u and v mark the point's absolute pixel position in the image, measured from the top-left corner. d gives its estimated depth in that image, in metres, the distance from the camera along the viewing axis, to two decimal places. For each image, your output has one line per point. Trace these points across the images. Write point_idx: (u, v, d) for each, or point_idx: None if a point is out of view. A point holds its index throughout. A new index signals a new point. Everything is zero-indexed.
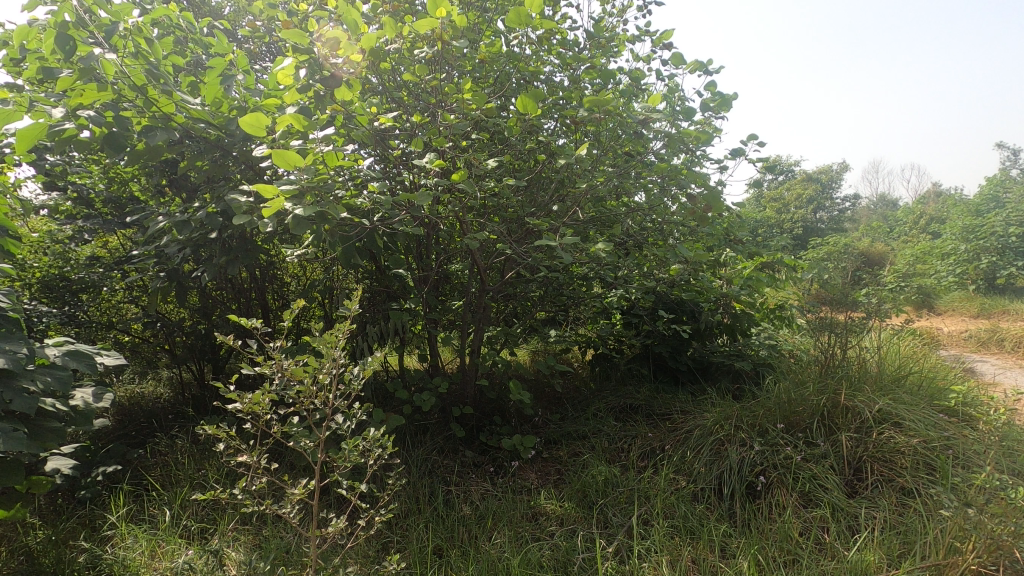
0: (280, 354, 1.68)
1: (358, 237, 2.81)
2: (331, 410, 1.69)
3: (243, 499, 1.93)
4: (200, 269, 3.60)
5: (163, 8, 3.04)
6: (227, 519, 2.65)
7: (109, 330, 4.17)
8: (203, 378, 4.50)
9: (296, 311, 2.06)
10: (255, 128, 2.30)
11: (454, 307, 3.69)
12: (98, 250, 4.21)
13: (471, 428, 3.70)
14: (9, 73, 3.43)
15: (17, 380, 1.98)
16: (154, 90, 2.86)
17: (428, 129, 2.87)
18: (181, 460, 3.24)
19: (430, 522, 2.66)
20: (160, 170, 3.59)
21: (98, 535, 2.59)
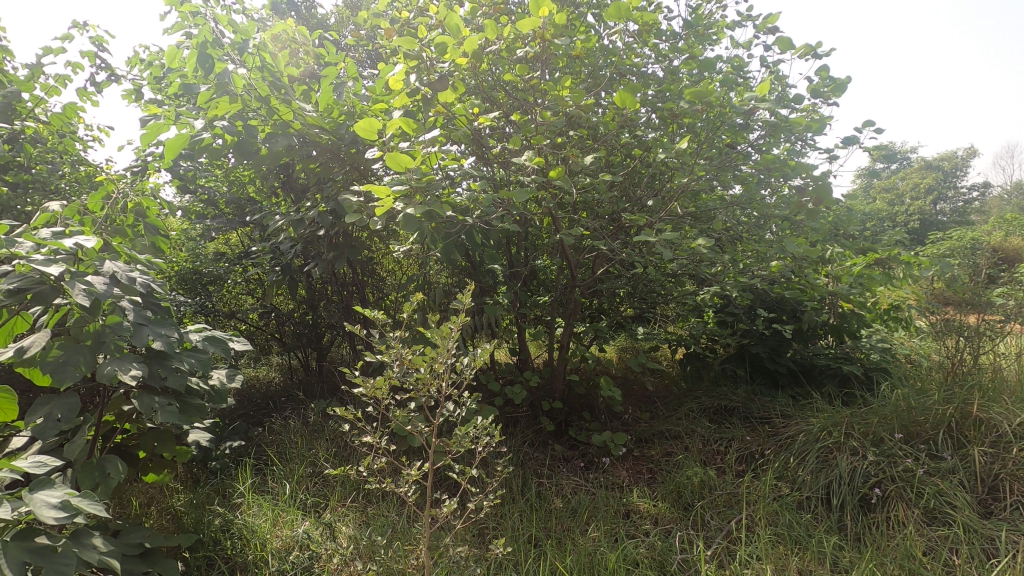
0: (398, 343, 1.78)
1: (456, 233, 2.92)
2: (445, 398, 1.77)
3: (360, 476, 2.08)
4: (310, 264, 3.90)
5: (281, 24, 3.30)
6: (338, 496, 2.87)
7: (231, 319, 4.64)
8: (309, 365, 4.87)
9: (415, 304, 2.11)
10: (368, 132, 2.45)
11: (543, 302, 3.74)
12: (222, 246, 4.67)
13: (560, 422, 3.74)
14: (154, 91, 3.92)
15: (171, 360, 2.26)
16: (277, 100, 3.12)
17: (525, 127, 2.93)
18: (296, 440, 3.53)
19: (524, 512, 2.73)
20: (275, 173, 3.92)
21: (229, 502, 2.88)
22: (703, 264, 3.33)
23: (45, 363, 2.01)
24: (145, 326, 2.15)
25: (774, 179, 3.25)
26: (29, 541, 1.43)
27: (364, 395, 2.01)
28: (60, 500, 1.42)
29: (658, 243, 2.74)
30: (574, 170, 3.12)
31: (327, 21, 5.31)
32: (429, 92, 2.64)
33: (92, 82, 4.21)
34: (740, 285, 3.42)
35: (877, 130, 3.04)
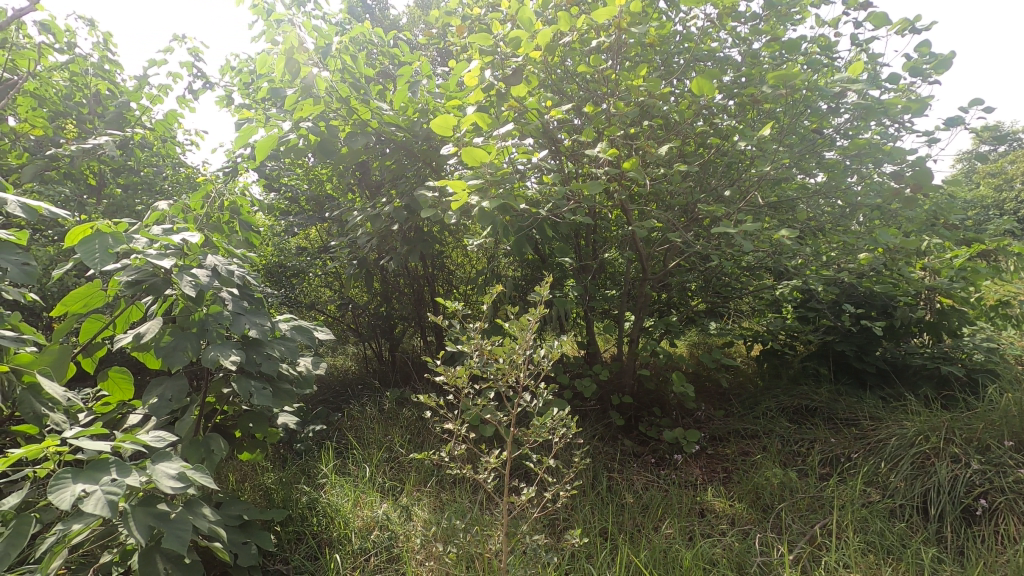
0: (478, 334, 1.82)
1: (528, 227, 2.94)
2: (523, 388, 1.80)
3: (438, 462, 2.15)
4: (385, 258, 4.05)
5: (360, 27, 3.42)
6: (414, 481, 2.98)
7: (312, 310, 4.92)
8: (382, 355, 5.08)
9: (492, 296, 2.15)
10: (444, 129, 2.51)
11: (613, 296, 3.70)
12: (304, 241, 4.94)
13: (629, 417, 3.70)
14: (244, 95, 4.20)
15: (265, 348, 2.43)
16: (357, 100, 3.24)
17: (598, 119, 2.89)
18: (373, 426, 3.69)
19: (595, 505, 2.72)
20: (353, 171, 4.10)
21: (314, 481, 3.04)
22: (784, 257, 3.17)
23: (159, 347, 2.22)
24: (243, 315, 2.32)
25: (862, 165, 3.06)
26: (153, 507, 1.59)
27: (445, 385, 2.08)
28: (178, 471, 1.57)
29: (737, 234, 2.62)
30: (647, 161, 3.06)
31: (399, 21, 5.47)
32: (503, 88, 2.63)
33: (190, 90, 4.57)
34: (823, 278, 3.24)
35: (986, 109, 2.78)
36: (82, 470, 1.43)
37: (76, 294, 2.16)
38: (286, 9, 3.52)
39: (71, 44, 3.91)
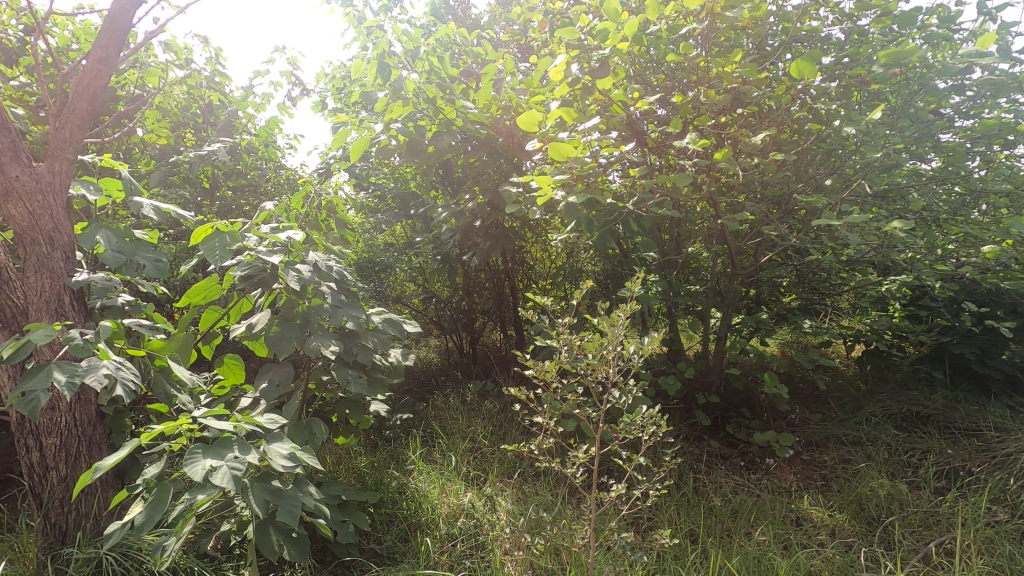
0: (568, 329, 1.83)
1: (612, 222, 2.89)
2: (613, 385, 1.78)
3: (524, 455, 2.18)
4: (468, 253, 4.14)
5: (446, 28, 3.50)
6: (498, 472, 3.04)
7: (398, 304, 5.12)
8: (463, 348, 5.21)
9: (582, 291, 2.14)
10: (529, 125, 2.52)
11: (699, 292, 3.57)
12: (390, 238, 5.16)
13: (716, 418, 3.57)
14: (338, 100, 4.44)
15: (360, 338, 2.59)
16: (443, 100, 3.33)
17: (688, 109, 2.80)
18: (456, 417, 3.80)
19: (681, 506, 2.65)
20: (438, 169, 4.22)
21: (403, 467, 3.14)
22: (894, 251, 2.92)
23: (268, 337, 2.40)
24: (341, 308, 2.50)
25: (988, 148, 2.76)
26: (268, 483, 1.74)
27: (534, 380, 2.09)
28: (289, 451, 1.70)
29: (843, 226, 2.44)
30: (739, 151, 2.93)
31: (479, 19, 5.57)
32: (589, 80, 2.59)
33: (289, 97, 4.89)
34: (940, 274, 2.95)
35: None
36: (210, 446, 1.58)
37: (198, 287, 2.38)
38: (376, 16, 3.67)
39: (188, 60, 4.30)
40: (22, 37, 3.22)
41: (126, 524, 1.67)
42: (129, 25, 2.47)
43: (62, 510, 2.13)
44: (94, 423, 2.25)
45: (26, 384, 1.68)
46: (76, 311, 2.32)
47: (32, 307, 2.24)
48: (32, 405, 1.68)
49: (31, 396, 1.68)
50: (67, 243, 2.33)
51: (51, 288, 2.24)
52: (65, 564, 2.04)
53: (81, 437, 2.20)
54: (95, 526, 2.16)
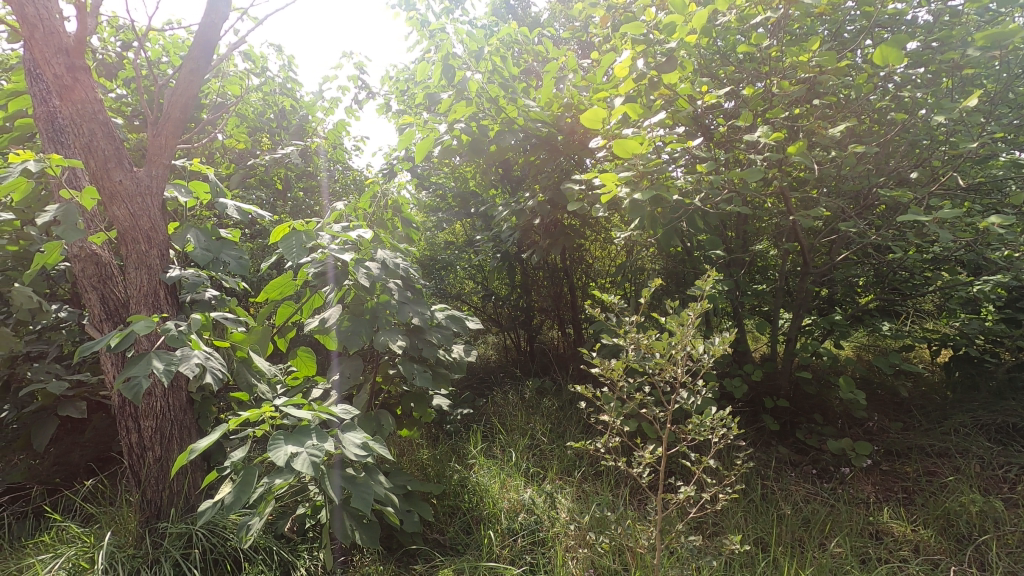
0: (635, 327, 1.81)
1: (677, 218, 2.82)
2: (682, 385, 1.75)
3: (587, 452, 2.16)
4: (528, 252, 4.16)
5: (508, 27, 3.53)
6: (558, 470, 3.05)
7: (458, 301, 5.21)
8: (521, 346, 5.25)
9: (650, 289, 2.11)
10: (593, 121, 2.51)
11: (769, 291, 3.43)
12: (451, 236, 5.25)
13: (785, 423, 3.42)
14: (402, 102, 4.56)
15: (425, 334, 2.66)
16: (505, 99, 3.36)
17: (759, 101, 2.69)
18: (515, 413, 3.83)
19: (748, 513, 2.56)
20: (498, 168, 4.26)
21: (464, 461, 3.18)
22: (989, 249, 2.71)
23: (339, 331, 2.50)
24: (408, 304, 2.60)
25: None
26: (342, 471, 1.83)
27: (599, 377, 2.08)
28: (361, 440, 1.77)
29: (932, 222, 2.28)
30: (814, 143, 2.79)
31: (539, 17, 5.59)
32: (655, 75, 2.54)
33: (356, 100, 5.08)
34: None
35: None
36: (291, 434, 1.67)
37: (275, 283, 2.50)
38: (440, 18, 3.75)
39: (264, 68, 4.54)
40: (121, 53, 3.51)
41: (216, 503, 1.80)
42: (216, 39, 2.64)
43: (157, 487, 2.31)
44: (185, 408, 2.42)
45: (129, 370, 1.82)
46: (169, 305, 2.51)
47: (132, 300, 2.44)
48: (135, 389, 1.82)
49: (134, 381, 1.83)
50: (162, 242, 2.52)
51: (149, 283, 2.44)
52: (161, 537, 2.22)
53: (174, 421, 2.36)
54: (187, 503, 2.33)
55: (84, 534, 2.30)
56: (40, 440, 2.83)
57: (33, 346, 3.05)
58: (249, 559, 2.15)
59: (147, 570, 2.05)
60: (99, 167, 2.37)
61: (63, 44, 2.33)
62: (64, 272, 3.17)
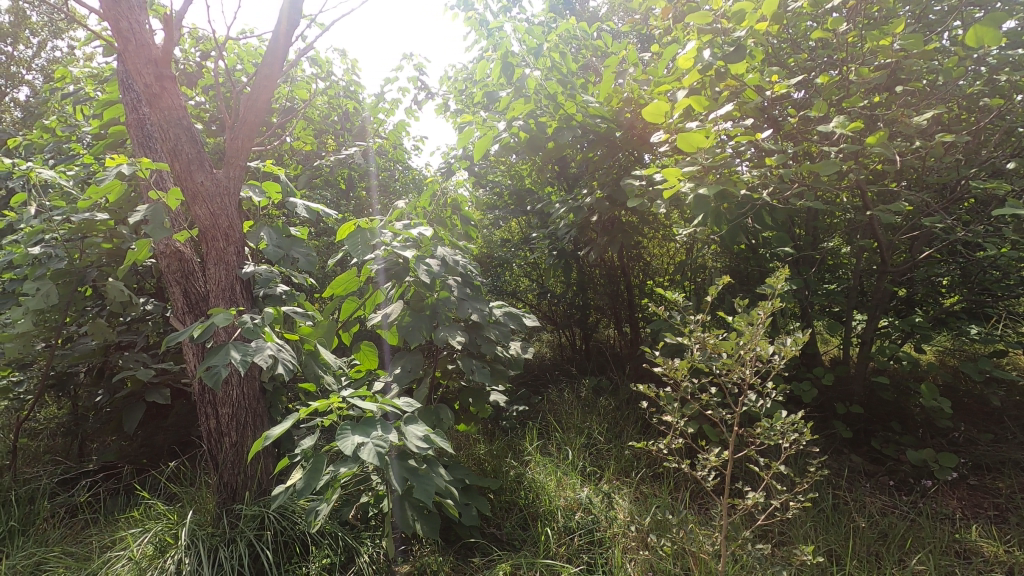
0: (701, 327, 1.77)
1: (743, 215, 2.71)
2: (750, 387, 1.69)
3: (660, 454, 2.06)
4: (584, 249, 4.12)
5: (567, 22, 3.50)
6: (615, 471, 3.01)
7: (513, 298, 5.24)
8: (576, 344, 5.21)
9: (718, 287, 2.04)
10: (656, 115, 2.45)
11: (842, 290, 3.25)
12: (507, 233, 5.28)
13: (859, 430, 3.23)
14: (461, 101, 4.62)
15: (484, 331, 2.69)
16: (564, 95, 3.34)
17: (835, 90, 2.55)
18: (571, 412, 3.81)
19: (818, 523, 2.44)
20: (554, 165, 4.24)
21: (520, 458, 3.15)
22: None
23: (401, 326, 2.56)
24: (467, 301, 2.64)
25: None
26: (405, 462, 1.88)
27: (662, 377, 2.04)
28: (423, 433, 1.81)
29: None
30: (895, 133, 2.61)
31: (598, 12, 5.52)
32: (722, 65, 2.41)
33: (416, 101, 5.19)
34: None
35: None
36: (358, 425, 1.73)
37: (340, 279, 2.59)
38: (499, 17, 3.77)
39: (330, 72, 4.71)
40: (201, 62, 3.72)
41: (288, 488, 1.88)
42: (287, 45, 2.75)
43: (233, 471, 2.44)
44: (257, 396, 2.54)
45: (210, 359, 1.93)
46: (244, 299, 2.65)
47: (211, 294, 2.59)
48: (215, 377, 1.93)
49: (214, 369, 1.94)
50: (239, 240, 2.66)
51: (226, 278, 2.59)
52: (236, 518, 2.35)
53: (247, 408, 2.50)
54: (260, 487, 2.46)
55: (168, 512, 2.44)
56: (130, 423, 3.10)
57: (124, 336, 3.30)
58: (316, 543, 2.25)
59: (224, 549, 2.18)
60: (182, 169, 2.52)
61: (150, 55, 2.51)
62: (151, 268, 3.41)
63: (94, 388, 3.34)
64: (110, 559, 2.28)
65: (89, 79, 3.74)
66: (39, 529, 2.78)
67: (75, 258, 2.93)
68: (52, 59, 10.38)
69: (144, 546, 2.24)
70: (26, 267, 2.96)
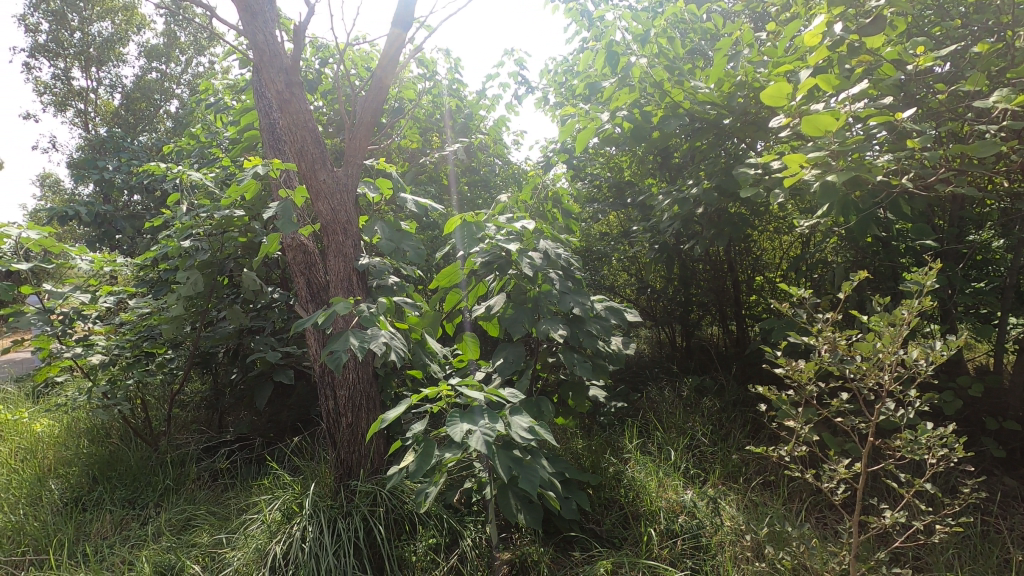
0: (829, 326, 1.64)
1: (877, 204, 2.45)
2: (889, 395, 1.54)
3: (778, 460, 1.92)
4: (689, 243, 3.94)
5: (676, 5, 3.35)
6: (719, 475, 2.88)
7: (611, 293, 5.14)
8: (676, 342, 5.03)
9: (853, 284, 1.85)
10: (776, 98, 2.28)
11: (994, 290, 2.86)
12: (605, 227, 5.19)
13: (1013, 449, 2.84)
14: (561, 94, 4.59)
15: (585, 324, 2.66)
16: (671, 82, 3.20)
17: (998, 59, 2.22)
18: (673, 411, 3.68)
19: (964, 551, 2.17)
20: (656, 155, 4.10)
21: (620, 455, 3.08)
22: None
23: (504, 318, 2.61)
24: (568, 294, 2.62)
25: None
26: (510, 452, 1.92)
27: (786, 379, 1.90)
28: (528, 424, 1.83)
29: None
30: None
31: None
32: (854, 40, 2.23)
33: (516, 96, 5.24)
34: None
35: None
36: (466, 413, 1.80)
37: (446, 272, 2.64)
38: (603, 4, 3.68)
39: (434, 72, 4.87)
40: (320, 69, 4.01)
41: (401, 470, 1.99)
42: (399, 47, 2.88)
43: (350, 449, 2.63)
44: (370, 381, 2.71)
45: (332, 345, 2.08)
46: (360, 289, 2.83)
47: (331, 285, 2.78)
48: (336, 361, 2.07)
49: (335, 354, 2.08)
50: (356, 234, 2.84)
51: (344, 270, 2.77)
52: (352, 493, 2.52)
53: (362, 392, 2.66)
54: (373, 466, 2.62)
55: (293, 482, 2.65)
56: (261, 400, 3.43)
57: (255, 321, 3.64)
58: (423, 523, 2.37)
59: (342, 520, 2.35)
60: (308, 169, 2.73)
61: (283, 64, 2.75)
62: (278, 260, 3.73)
63: (231, 367, 3.72)
64: (247, 521, 2.55)
65: (227, 90, 4.16)
66: (189, 488, 3.17)
67: (217, 250, 3.28)
68: (197, 75, 11.72)
69: (274, 511, 2.47)
70: (178, 259, 3.36)
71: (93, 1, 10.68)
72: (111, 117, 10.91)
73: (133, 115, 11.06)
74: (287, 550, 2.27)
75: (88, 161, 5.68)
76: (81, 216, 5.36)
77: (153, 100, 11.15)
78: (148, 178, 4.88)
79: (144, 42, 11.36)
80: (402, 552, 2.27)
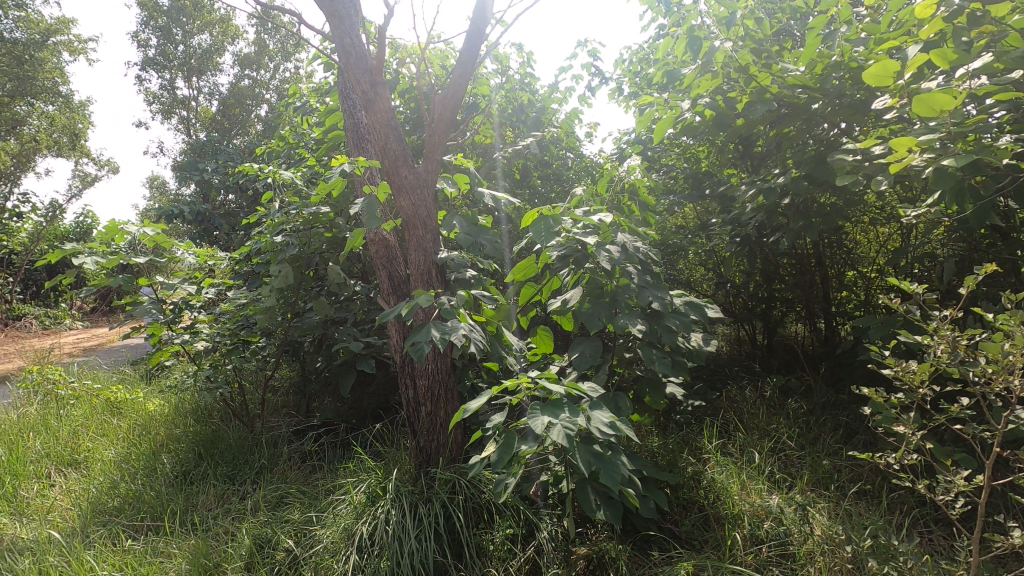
0: (943, 323, 1.51)
1: (1000, 191, 2.22)
2: (1019, 401, 1.40)
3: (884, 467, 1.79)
4: (774, 235, 3.74)
5: None
6: (808, 480, 2.72)
7: (687, 288, 4.97)
8: (756, 339, 4.79)
9: (978, 278, 1.67)
10: (882, 78, 2.11)
11: None
12: (681, 220, 5.02)
13: None
14: (637, 83, 4.47)
15: (664, 319, 2.59)
16: (758, 66, 3.04)
17: None
18: (755, 411, 3.51)
19: None
20: (738, 144, 3.91)
21: (699, 454, 2.98)
22: None
23: (580, 312, 2.59)
24: (647, 289, 2.56)
25: None
26: (590, 446, 1.90)
27: (897, 380, 1.76)
28: (609, 419, 1.81)
29: None
30: None
31: None
32: (977, 9, 2.02)
33: (589, 87, 5.17)
34: None
35: None
36: (546, 405, 1.81)
37: (522, 266, 2.66)
38: None
39: (507, 67, 4.89)
40: (399, 69, 4.12)
41: (482, 459, 2.03)
42: (477, 43, 2.90)
43: (429, 438, 2.71)
44: (449, 372, 2.78)
45: (415, 336, 2.14)
46: (439, 282, 2.90)
47: (412, 278, 2.87)
48: (419, 352, 2.13)
49: (419, 345, 2.14)
50: (435, 228, 2.90)
51: (424, 263, 2.85)
52: (432, 480, 2.60)
53: (441, 382, 2.74)
54: (451, 455, 2.69)
55: (376, 466, 2.77)
56: (344, 388, 3.60)
57: (339, 313, 3.82)
58: (500, 513, 2.40)
59: (423, 506, 2.43)
60: (391, 165, 2.82)
61: (367, 65, 2.85)
62: (359, 254, 3.89)
63: (317, 356, 3.93)
64: (335, 501, 2.69)
65: (312, 93, 4.37)
66: (281, 468, 3.39)
67: (305, 245, 3.47)
68: (284, 80, 12.47)
69: (359, 494, 2.59)
70: (271, 253, 3.58)
71: (192, 15, 11.57)
72: (209, 123, 11.82)
73: (228, 120, 11.95)
74: (372, 531, 2.37)
75: (190, 164, 6.19)
76: (184, 215, 5.85)
77: (245, 106, 11.96)
78: (242, 178, 5.24)
79: (237, 52, 12.21)
80: (481, 539, 2.32)
